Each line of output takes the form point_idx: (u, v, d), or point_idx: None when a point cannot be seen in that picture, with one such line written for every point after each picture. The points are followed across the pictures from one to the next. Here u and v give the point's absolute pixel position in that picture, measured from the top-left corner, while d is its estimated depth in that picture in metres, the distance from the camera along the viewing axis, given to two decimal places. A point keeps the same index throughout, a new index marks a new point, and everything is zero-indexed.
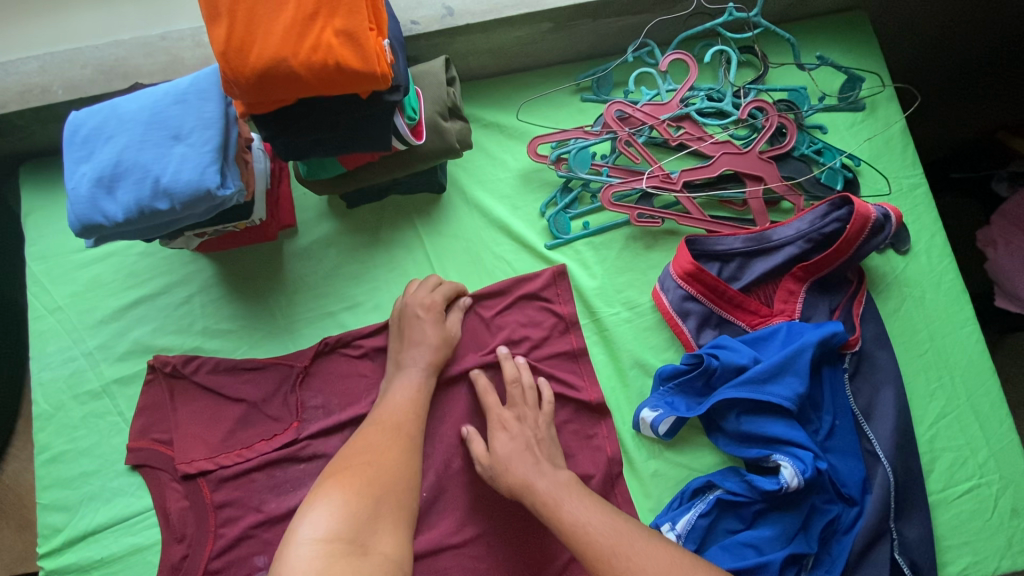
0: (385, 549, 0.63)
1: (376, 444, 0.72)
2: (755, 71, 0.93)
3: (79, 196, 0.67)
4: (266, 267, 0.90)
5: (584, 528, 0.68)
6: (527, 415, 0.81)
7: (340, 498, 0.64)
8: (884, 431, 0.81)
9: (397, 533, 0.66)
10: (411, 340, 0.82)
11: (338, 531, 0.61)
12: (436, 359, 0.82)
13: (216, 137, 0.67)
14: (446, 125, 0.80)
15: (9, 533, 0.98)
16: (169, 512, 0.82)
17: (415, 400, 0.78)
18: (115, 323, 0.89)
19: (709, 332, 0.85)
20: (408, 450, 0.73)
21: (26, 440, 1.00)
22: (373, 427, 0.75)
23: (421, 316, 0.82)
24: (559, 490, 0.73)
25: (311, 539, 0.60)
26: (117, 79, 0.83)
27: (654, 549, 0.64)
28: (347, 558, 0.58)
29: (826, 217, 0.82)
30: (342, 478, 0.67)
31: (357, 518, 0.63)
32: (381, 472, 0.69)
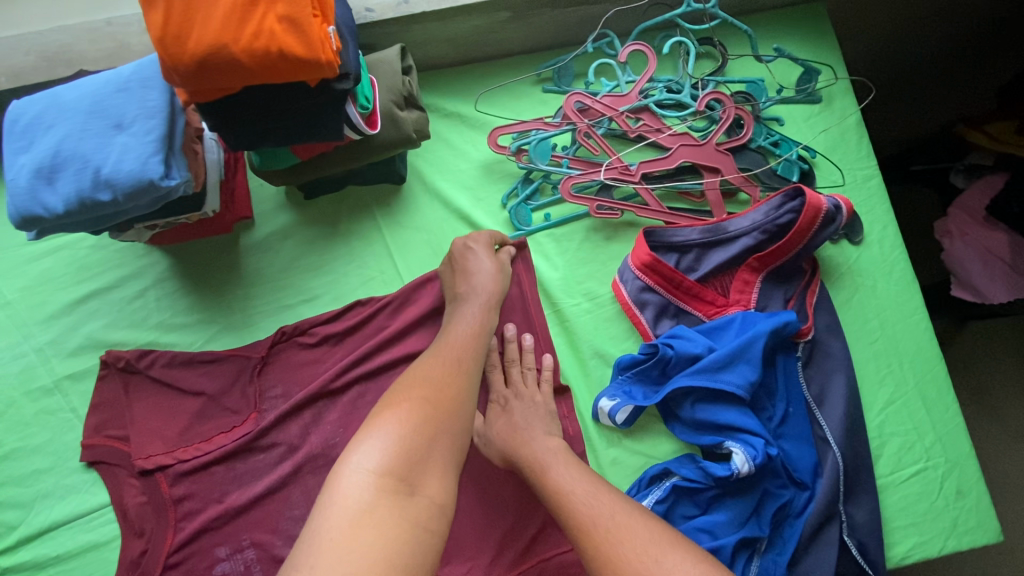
0: (434, 491, 0.58)
1: (434, 377, 0.67)
2: (715, 62, 0.93)
3: (19, 187, 0.65)
4: (223, 260, 0.89)
5: (567, 494, 0.66)
6: (526, 392, 0.82)
7: (397, 429, 0.60)
8: (834, 417, 0.83)
9: (447, 476, 0.61)
10: (468, 272, 0.81)
11: (391, 466, 0.57)
12: (494, 291, 0.81)
13: (159, 126, 0.66)
14: (402, 115, 0.79)
15: None
16: (126, 507, 0.81)
17: (475, 336, 0.75)
18: (66, 318, 0.87)
19: (666, 322, 0.86)
20: (465, 390, 0.68)
21: None
22: (431, 359, 0.70)
23: (475, 250, 0.83)
24: (548, 455, 0.73)
25: (364, 470, 0.56)
26: (61, 66, 0.80)
27: (637, 522, 0.60)
28: (396, 498, 0.55)
29: (780, 208, 0.84)
30: (402, 406, 0.62)
31: (411, 454, 0.58)
32: (440, 407, 0.64)
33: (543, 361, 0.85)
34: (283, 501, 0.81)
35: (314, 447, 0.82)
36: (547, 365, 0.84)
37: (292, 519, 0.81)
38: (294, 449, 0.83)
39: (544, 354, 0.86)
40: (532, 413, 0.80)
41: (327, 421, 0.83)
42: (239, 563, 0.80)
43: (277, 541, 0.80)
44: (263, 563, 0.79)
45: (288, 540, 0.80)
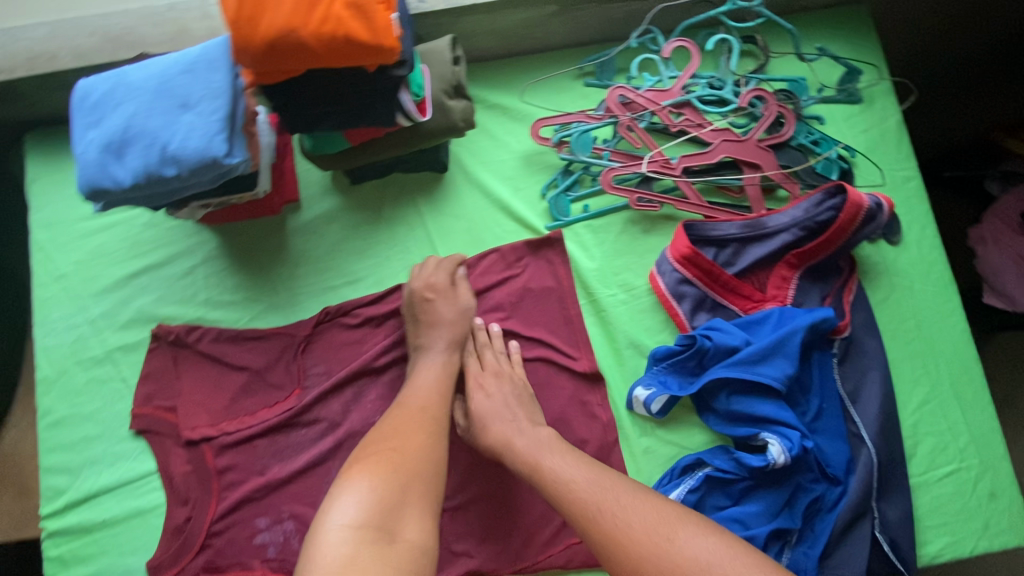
0: (412, 534, 0.62)
1: (403, 426, 0.72)
2: (756, 60, 0.93)
3: (88, 160, 0.68)
4: (270, 240, 0.91)
5: (566, 484, 0.69)
6: (503, 372, 0.84)
7: (368, 483, 0.64)
8: (869, 414, 0.83)
9: (425, 516, 0.65)
10: (428, 322, 0.84)
11: (367, 517, 0.61)
12: (454, 337, 0.84)
13: (223, 106, 0.68)
14: (451, 104, 0.81)
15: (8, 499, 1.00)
16: (172, 475, 0.84)
17: (439, 382, 0.80)
18: (119, 292, 0.90)
19: (703, 315, 0.87)
20: (435, 434, 0.73)
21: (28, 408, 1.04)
22: (400, 411, 0.75)
23: (430, 297, 0.85)
24: (538, 447, 0.74)
25: (341, 525, 0.60)
26: (125, 47, 0.83)
27: (641, 503, 0.65)
28: (375, 546, 0.59)
29: (820, 205, 0.85)
30: (370, 461, 0.67)
31: (385, 503, 0.63)
32: (410, 454, 0.68)
33: (510, 347, 0.87)
34: (323, 475, 0.84)
35: (353, 424, 0.84)
36: (514, 347, 0.87)
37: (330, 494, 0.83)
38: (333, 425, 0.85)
39: (510, 341, 0.89)
40: (512, 399, 0.81)
41: (367, 400, 0.85)
42: (279, 534, 0.82)
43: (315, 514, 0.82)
44: (302, 534, 0.82)
45: None
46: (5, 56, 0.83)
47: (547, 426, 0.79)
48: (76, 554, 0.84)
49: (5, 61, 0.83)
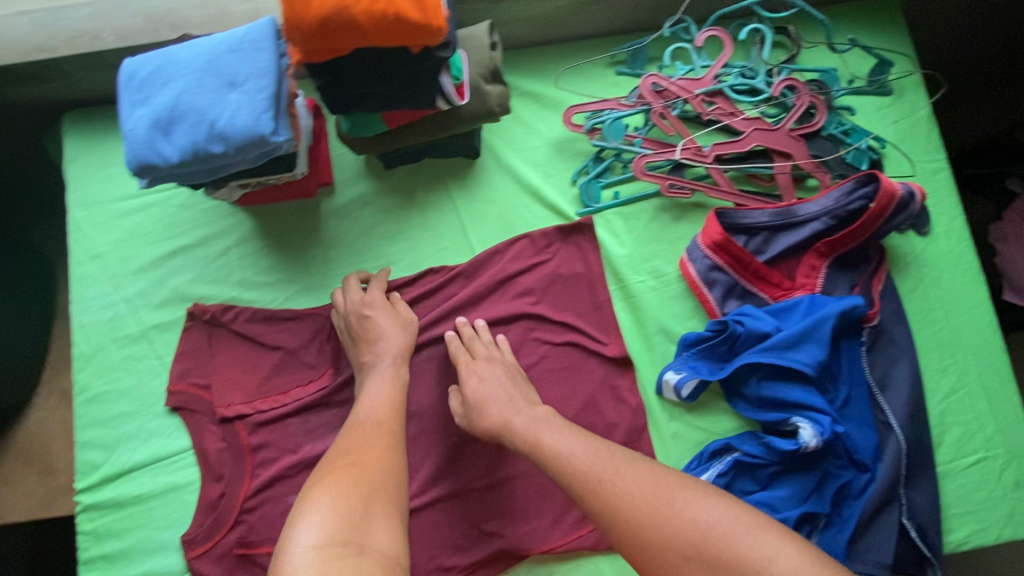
0: (382, 545, 0.63)
1: (359, 445, 0.72)
2: (787, 51, 0.94)
3: (137, 136, 0.69)
4: (304, 223, 0.92)
5: (566, 458, 0.71)
6: (495, 357, 0.85)
7: (331, 500, 0.64)
8: (898, 402, 0.84)
9: (392, 526, 0.65)
10: (368, 338, 0.83)
11: (333, 534, 0.61)
12: (398, 350, 0.84)
13: (270, 85, 0.69)
14: (488, 89, 0.82)
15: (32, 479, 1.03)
16: (207, 452, 0.85)
17: (390, 396, 0.79)
18: (154, 272, 0.91)
19: (733, 302, 0.88)
20: (391, 448, 0.73)
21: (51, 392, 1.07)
22: (353, 430, 0.75)
23: (369, 314, 0.84)
24: (537, 424, 0.76)
25: (306, 547, 0.60)
26: (167, 28, 0.84)
27: (637, 468, 0.68)
28: (343, 559, 0.59)
29: (852, 194, 0.85)
30: (330, 480, 0.67)
31: (349, 519, 0.63)
32: (367, 471, 0.69)
33: (499, 343, 0.87)
34: None
35: None
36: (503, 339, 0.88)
37: None
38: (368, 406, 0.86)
39: (498, 333, 0.90)
40: (506, 384, 0.82)
41: None
42: None
43: None
44: None
45: None
46: (49, 35, 0.84)
47: (544, 405, 0.81)
48: (110, 529, 0.85)
49: (49, 40, 0.84)
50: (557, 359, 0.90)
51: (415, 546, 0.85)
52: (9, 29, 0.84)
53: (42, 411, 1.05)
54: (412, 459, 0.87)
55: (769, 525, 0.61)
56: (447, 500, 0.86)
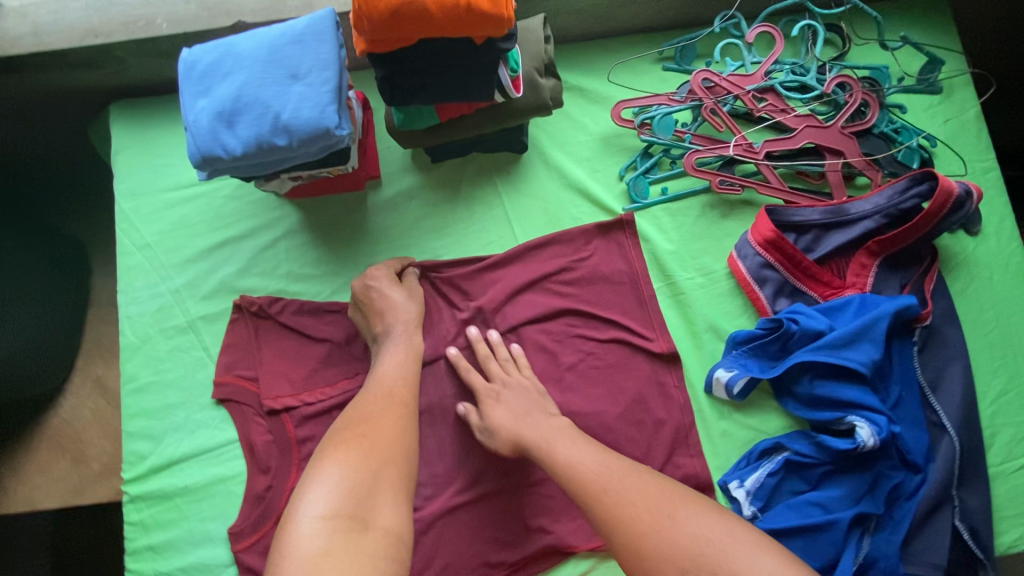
0: (388, 521, 0.64)
1: (372, 414, 0.72)
2: (835, 49, 0.94)
3: (200, 128, 0.69)
4: (351, 216, 0.93)
5: (577, 468, 0.70)
6: (512, 375, 0.85)
7: (340, 471, 0.65)
8: (951, 403, 0.83)
9: (399, 502, 0.67)
10: (377, 310, 0.84)
11: (340, 508, 0.63)
12: (410, 320, 0.84)
13: (333, 78, 0.69)
14: (542, 82, 0.81)
15: (67, 465, 1.09)
16: (253, 444, 0.85)
17: (404, 366, 0.79)
18: (202, 263, 0.91)
19: (783, 300, 0.87)
20: (405, 419, 0.74)
21: (84, 377, 1.15)
22: (367, 398, 0.75)
23: (381, 284, 0.85)
24: (554, 434, 0.76)
25: (313, 517, 0.61)
26: (221, 16, 0.84)
27: (644, 484, 0.67)
28: (348, 535, 0.61)
29: (906, 193, 0.85)
30: (341, 450, 0.68)
31: (357, 492, 0.64)
32: (379, 441, 0.70)
33: (512, 352, 0.87)
34: None
35: None
36: (518, 352, 0.87)
37: None
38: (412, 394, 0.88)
39: (512, 343, 0.89)
40: (523, 398, 0.82)
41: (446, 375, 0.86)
42: None
43: None
44: None
45: None
46: (103, 21, 0.84)
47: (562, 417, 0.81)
48: (156, 520, 0.85)
49: (104, 26, 0.84)
50: (603, 356, 0.89)
51: (460, 541, 0.84)
52: (64, 13, 0.85)
53: (74, 398, 1.13)
54: (458, 455, 0.87)
55: (771, 548, 0.60)
56: (493, 496, 0.85)
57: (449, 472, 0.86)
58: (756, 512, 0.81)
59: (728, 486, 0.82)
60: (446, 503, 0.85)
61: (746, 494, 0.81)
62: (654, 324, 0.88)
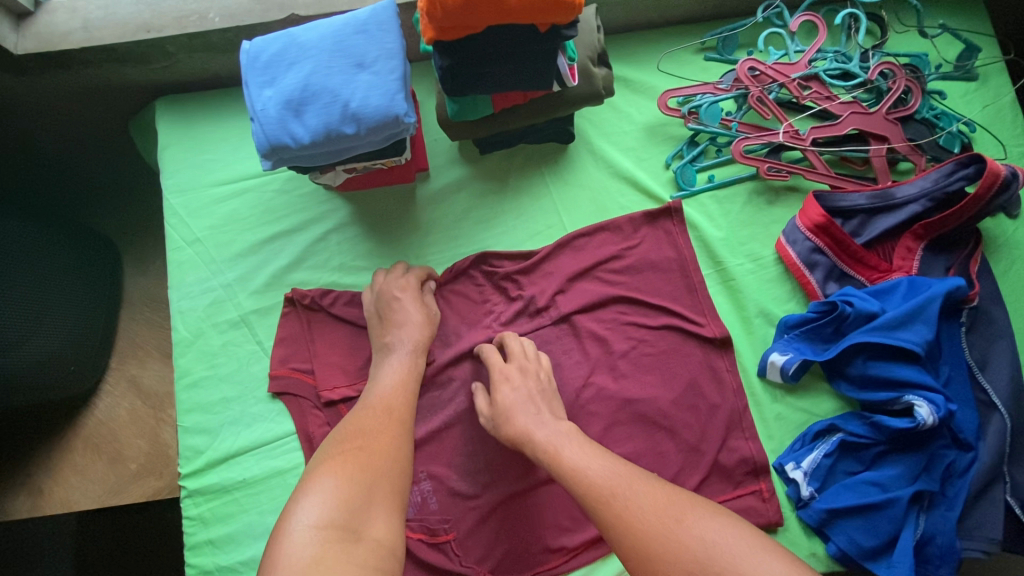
0: (380, 533, 0.63)
1: (368, 429, 0.72)
2: (875, 39, 0.96)
3: (268, 117, 0.69)
4: (401, 209, 0.93)
5: (583, 472, 0.70)
6: (528, 368, 0.84)
7: (333, 482, 0.65)
8: (1001, 382, 0.84)
9: (392, 516, 0.65)
10: (394, 322, 0.83)
11: (332, 517, 0.61)
12: (420, 340, 0.83)
13: (400, 67, 0.70)
14: (596, 70, 0.82)
15: (103, 465, 1.08)
16: (312, 436, 0.85)
17: (406, 383, 0.79)
18: (253, 257, 0.91)
19: (832, 285, 0.89)
20: (402, 435, 0.73)
21: (118, 377, 1.14)
22: (364, 413, 0.75)
23: (399, 296, 0.85)
24: (559, 438, 0.75)
25: (306, 526, 0.60)
26: (273, 8, 0.84)
27: (654, 489, 0.67)
28: (340, 545, 0.59)
29: (952, 176, 0.86)
30: (336, 462, 0.68)
31: (350, 504, 0.63)
32: (375, 456, 0.69)
33: (523, 343, 0.87)
34: (457, 436, 0.87)
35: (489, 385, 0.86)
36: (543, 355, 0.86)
37: (462, 454, 0.87)
38: (466, 383, 0.89)
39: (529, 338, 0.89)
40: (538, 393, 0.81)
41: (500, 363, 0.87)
42: (417, 494, 0.86)
43: (453, 474, 0.86)
44: (439, 494, 0.86)
45: (462, 476, 0.86)
46: (155, 15, 0.85)
47: (567, 419, 0.80)
48: (215, 514, 0.84)
49: (156, 20, 0.85)
50: (654, 342, 0.89)
51: (520, 528, 0.84)
52: (114, 8, 0.86)
53: (108, 398, 1.12)
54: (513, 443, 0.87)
55: (777, 551, 0.59)
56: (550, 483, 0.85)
57: (506, 461, 0.86)
58: (813, 493, 0.83)
59: (784, 468, 0.84)
60: (504, 492, 0.85)
61: (803, 475, 0.83)
62: (705, 310, 0.89)
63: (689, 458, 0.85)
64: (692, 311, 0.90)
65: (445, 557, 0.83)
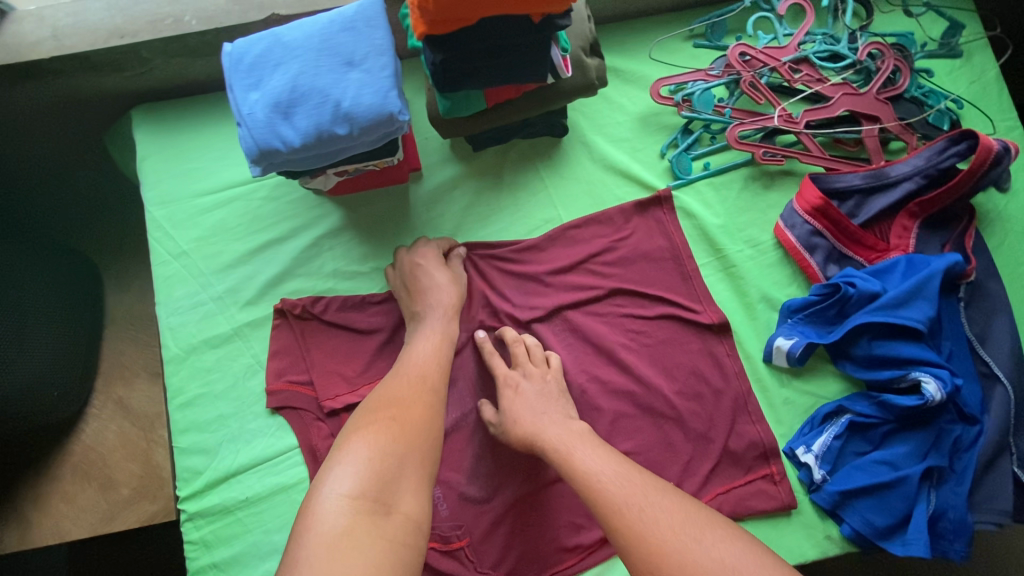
0: (409, 507, 0.62)
1: (402, 396, 0.70)
2: (861, 20, 0.97)
3: (256, 121, 0.66)
4: (395, 211, 0.91)
5: (595, 477, 0.68)
6: (531, 370, 0.83)
7: (366, 452, 0.64)
8: (1001, 354, 0.85)
9: (421, 489, 0.65)
10: (421, 289, 0.82)
11: (364, 489, 0.61)
12: (451, 304, 0.82)
13: (391, 63, 0.68)
14: (589, 61, 0.81)
15: (94, 492, 1.04)
16: (315, 449, 0.82)
17: (438, 353, 0.77)
18: (243, 267, 0.88)
19: (833, 267, 0.88)
20: (434, 405, 0.71)
21: (105, 400, 1.10)
22: (398, 380, 0.73)
23: (423, 264, 0.85)
24: (572, 438, 0.74)
25: (338, 495, 0.60)
26: (253, 9, 0.81)
27: (668, 502, 0.65)
28: (370, 518, 0.59)
29: (944, 153, 0.87)
30: (370, 430, 0.66)
31: (383, 475, 0.63)
32: (408, 426, 0.67)
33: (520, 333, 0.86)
34: (465, 440, 0.86)
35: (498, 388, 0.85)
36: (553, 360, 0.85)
37: (470, 457, 0.85)
38: (470, 385, 0.87)
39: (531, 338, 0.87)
40: (545, 394, 0.81)
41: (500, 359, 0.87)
42: None
43: (462, 479, 0.84)
44: (450, 500, 0.84)
45: (472, 479, 0.84)
46: (128, 19, 0.82)
47: (579, 418, 0.79)
48: (218, 537, 0.81)
49: (129, 25, 0.82)
50: (656, 333, 0.88)
51: (533, 530, 0.83)
52: (83, 14, 0.82)
53: (96, 422, 1.08)
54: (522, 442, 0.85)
55: None
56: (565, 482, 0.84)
57: (515, 462, 0.84)
58: (825, 476, 0.82)
59: (795, 452, 0.84)
60: (517, 493, 0.83)
61: (814, 458, 0.83)
62: (707, 297, 0.89)
63: (700, 447, 0.85)
64: (695, 299, 0.89)
65: (459, 564, 0.81)
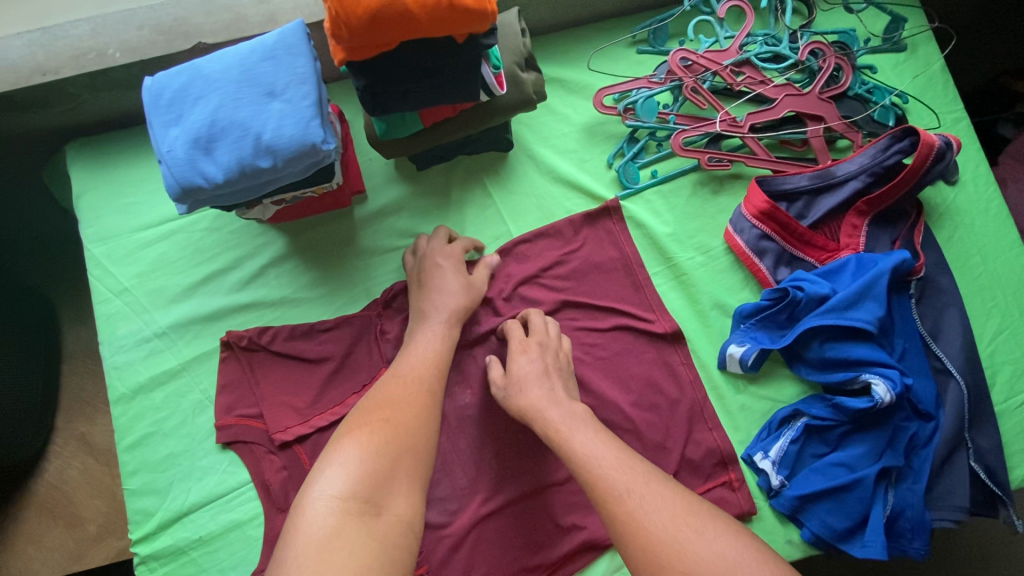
0: (400, 509, 0.62)
1: (399, 399, 0.70)
2: (803, 18, 0.96)
3: (176, 159, 0.64)
4: (341, 235, 0.89)
5: (593, 461, 0.67)
6: (549, 345, 0.82)
7: (358, 453, 0.64)
8: (953, 349, 0.85)
9: (414, 491, 0.65)
10: (432, 288, 0.82)
11: (354, 490, 0.61)
12: (456, 309, 0.81)
13: (312, 92, 0.67)
14: (523, 76, 0.80)
15: (59, 531, 1.03)
16: (268, 483, 0.81)
17: (439, 358, 0.77)
18: (187, 301, 0.87)
19: (783, 270, 0.88)
20: (429, 410, 0.71)
21: (67, 437, 1.07)
22: (394, 382, 0.72)
23: (441, 264, 0.83)
24: (572, 420, 0.73)
25: (328, 496, 0.60)
26: (179, 38, 0.80)
27: (668, 493, 0.63)
28: (360, 519, 0.59)
29: (888, 149, 0.86)
30: (363, 431, 0.66)
31: (374, 477, 0.62)
32: (403, 428, 0.67)
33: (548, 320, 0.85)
34: None
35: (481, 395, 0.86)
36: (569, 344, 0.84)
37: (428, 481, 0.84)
38: None
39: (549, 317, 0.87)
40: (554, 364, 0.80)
41: (452, 378, 0.87)
42: None
43: None
44: None
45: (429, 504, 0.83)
46: (49, 55, 0.80)
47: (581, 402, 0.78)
48: None
49: (51, 61, 0.80)
50: (608, 345, 0.87)
51: (495, 550, 0.82)
52: (3, 52, 0.80)
53: (58, 459, 1.06)
54: (479, 462, 0.84)
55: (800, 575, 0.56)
56: (524, 500, 0.83)
57: (473, 482, 0.84)
58: (783, 481, 0.82)
59: (753, 459, 0.83)
60: (477, 513, 0.83)
61: (771, 464, 0.83)
62: (658, 306, 0.88)
63: (659, 458, 0.84)
64: (647, 309, 0.88)
65: None
